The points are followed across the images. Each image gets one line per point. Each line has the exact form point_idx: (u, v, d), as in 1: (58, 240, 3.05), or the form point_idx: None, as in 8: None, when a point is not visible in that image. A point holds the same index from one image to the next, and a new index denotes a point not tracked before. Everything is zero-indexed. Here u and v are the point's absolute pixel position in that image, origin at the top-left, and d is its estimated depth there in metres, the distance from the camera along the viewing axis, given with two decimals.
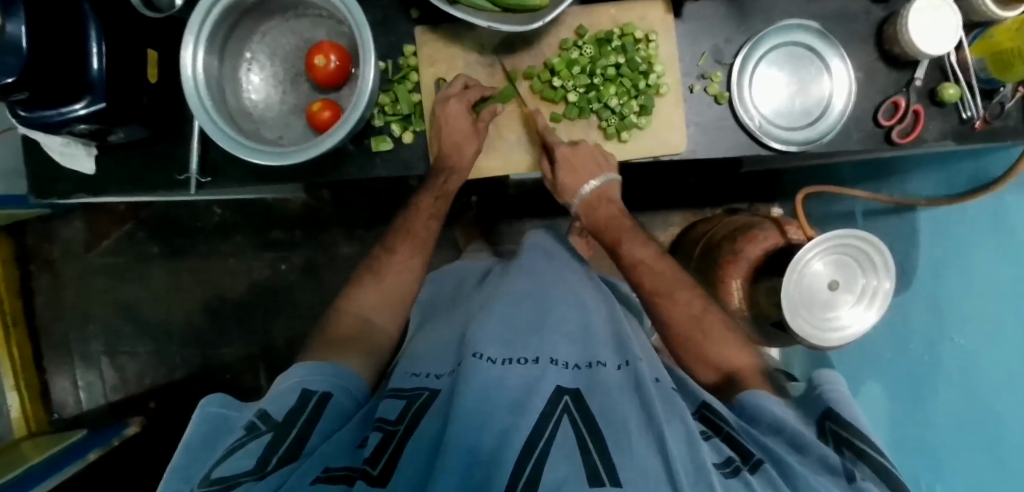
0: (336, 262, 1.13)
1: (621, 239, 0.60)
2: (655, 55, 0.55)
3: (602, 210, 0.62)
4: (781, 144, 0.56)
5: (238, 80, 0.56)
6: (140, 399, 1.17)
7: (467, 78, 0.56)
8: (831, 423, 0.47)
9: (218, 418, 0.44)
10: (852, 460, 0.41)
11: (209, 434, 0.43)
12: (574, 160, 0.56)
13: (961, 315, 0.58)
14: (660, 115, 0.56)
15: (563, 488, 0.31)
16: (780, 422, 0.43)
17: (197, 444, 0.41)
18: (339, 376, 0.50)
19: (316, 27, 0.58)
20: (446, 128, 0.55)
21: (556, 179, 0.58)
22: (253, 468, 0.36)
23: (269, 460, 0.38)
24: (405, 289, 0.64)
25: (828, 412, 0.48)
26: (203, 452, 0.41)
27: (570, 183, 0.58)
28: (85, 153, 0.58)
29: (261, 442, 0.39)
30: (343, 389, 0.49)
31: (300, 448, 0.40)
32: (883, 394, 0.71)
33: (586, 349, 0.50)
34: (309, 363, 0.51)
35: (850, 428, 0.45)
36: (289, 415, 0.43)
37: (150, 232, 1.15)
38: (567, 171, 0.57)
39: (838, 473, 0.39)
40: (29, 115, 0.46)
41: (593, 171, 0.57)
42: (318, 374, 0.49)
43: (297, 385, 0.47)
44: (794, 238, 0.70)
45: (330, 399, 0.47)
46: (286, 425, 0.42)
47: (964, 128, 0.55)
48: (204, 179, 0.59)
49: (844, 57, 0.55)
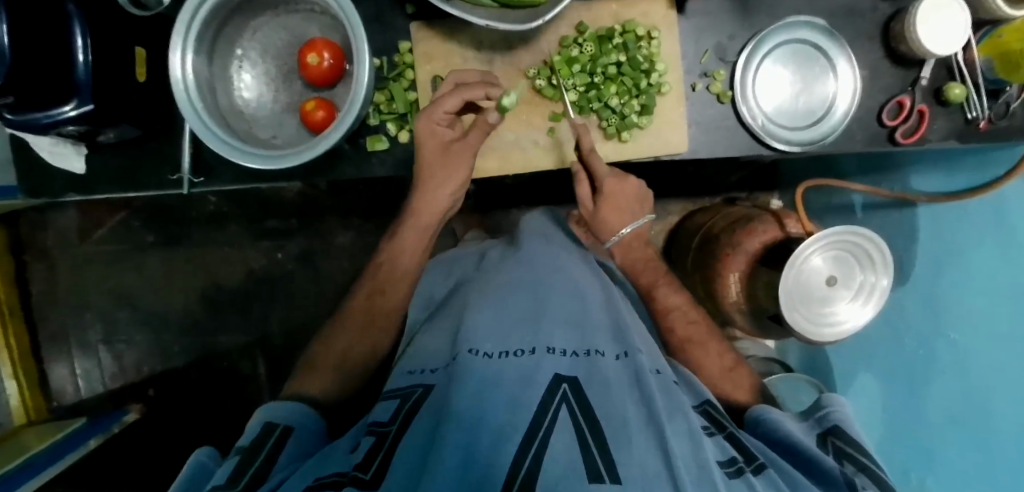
0: (333, 251, 1.13)
1: (658, 283, 0.63)
2: (657, 53, 0.54)
3: (638, 250, 0.63)
4: (783, 145, 0.55)
5: (229, 78, 0.55)
6: (139, 386, 1.18)
7: (490, 87, 0.53)
8: (835, 439, 0.46)
9: (205, 470, 0.44)
10: (854, 473, 0.41)
11: (198, 481, 0.42)
12: (618, 197, 0.58)
13: (958, 312, 0.58)
14: (662, 115, 0.55)
15: (563, 484, 0.31)
16: (789, 436, 0.45)
17: (182, 486, 0.42)
18: (305, 415, 0.50)
19: (308, 22, 0.56)
20: (420, 140, 0.53)
21: (597, 213, 0.59)
22: (227, 482, 0.38)
23: (240, 480, 0.39)
24: (404, 284, 0.64)
25: (834, 429, 0.47)
26: (191, 490, 0.41)
27: (610, 219, 0.60)
28: (74, 153, 0.57)
29: (230, 465, 0.41)
30: (308, 423, 0.49)
31: (273, 465, 0.42)
32: (877, 386, 0.72)
33: (584, 335, 0.49)
34: (274, 398, 0.52)
35: (856, 445, 0.44)
36: (258, 439, 0.44)
37: (144, 221, 1.14)
38: (608, 206, 0.59)
39: (840, 484, 0.39)
40: (16, 117, 0.44)
41: (634, 210, 0.60)
42: (282, 409, 0.49)
43: (261, 420, 0.48)
44: (793, 232, 0.69)
45: (294, 432, 0.47)
46: (254, 449, 0.43)
47: (968, 128, 0.55)
48: (197, 178, 0.58)
49: (849, 56, 0.54)
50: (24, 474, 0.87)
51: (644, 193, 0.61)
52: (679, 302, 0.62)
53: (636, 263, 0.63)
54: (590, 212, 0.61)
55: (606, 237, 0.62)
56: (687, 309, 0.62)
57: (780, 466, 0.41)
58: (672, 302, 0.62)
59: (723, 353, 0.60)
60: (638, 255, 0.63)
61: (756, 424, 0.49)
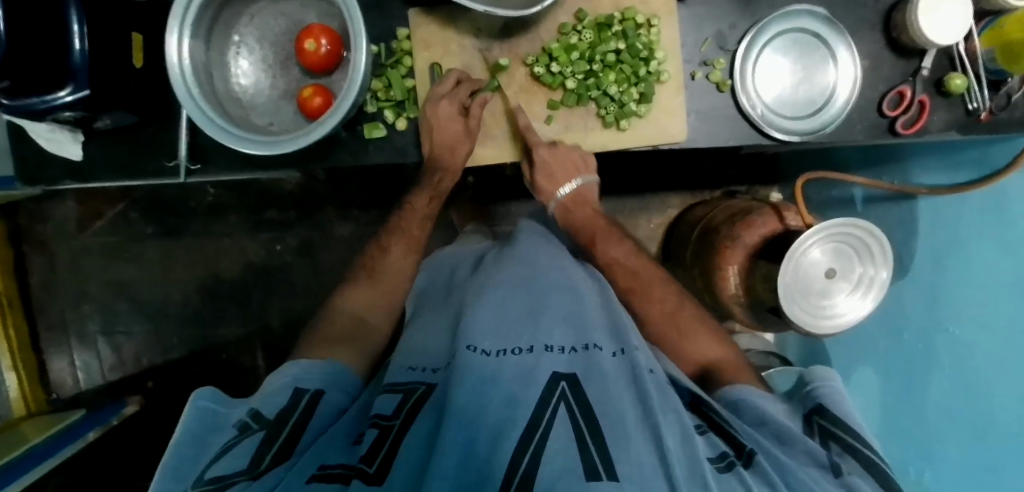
0: (332, 243, 1.12)
1: (598, 241, 0.64)
2: (656, 41, 0.54)
3: (579, 210, 0.66)
4: (782, 134, 0.54)
5: (227, 65, 0.55)
6: (138, 378, 1.18)
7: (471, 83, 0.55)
8: (819, 418, 0.46)
9: (209, 414, 0.44)
10: (839, 454, 0.41)
11: (200, 431, 0.43)
12: (553, 166, 0.58)
13: (962, 307, 0.57)
14: (661, 104, 0.55)
15: (558, 484, 0.31)
16: (769, 417, 0.44)
17: (189, 441, 0.41)
18: (334, 376, 0.50)
19: (306, 8, 0.56)
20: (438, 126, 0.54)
21: (535, 182, 0.61)
22: (248, 468, 0.37)
23: (263, 458, 0.38)
24: (401, 286, 0.65)
25: (818, 407, 0.47)
26: (197, 450, 0.41)
27: (547, 187, 0.61)
28: (71, 139, 0.57)
29: (253, 441, 0.39)
30: (338, 381, 0.50)
31: (294, 445, 0.41)
32: (876, 382, 0.72)
33: (582, 332, 0.49)
34: (304, 360, 0.52)
35: (839, 425, 0.44)
36: (281, 414, 0.44)
37: (143, 212, 1.14)
38: (543, 176, 0.59)
39: (825, 467, 0.40)
40: (11, 102, 0.44)
41: (567, 173, 0.59)
42: (311, 373, 0.50)
43: (289, 384, 0.48)
44: (792, 224, 0.69)
45: (322, 396, 0.48)
46: (278, 423, 0.42)
47: (970, 119, 0.54)
48: (194, 165, 0.58)
49: (850, 44, 0.53)
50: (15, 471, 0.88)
51: (580, 152, 0.58)
52: (620, 257, 0.63)
53: (576, 223, 0.66)
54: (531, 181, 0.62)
55: (547, 198, 0.65)
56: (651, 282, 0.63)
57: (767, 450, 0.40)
58: (611, 255, 0.63)
59: (669, 298, 0.61)
60: (579, 214, 0.66)
61: (734, 405, 0.48)
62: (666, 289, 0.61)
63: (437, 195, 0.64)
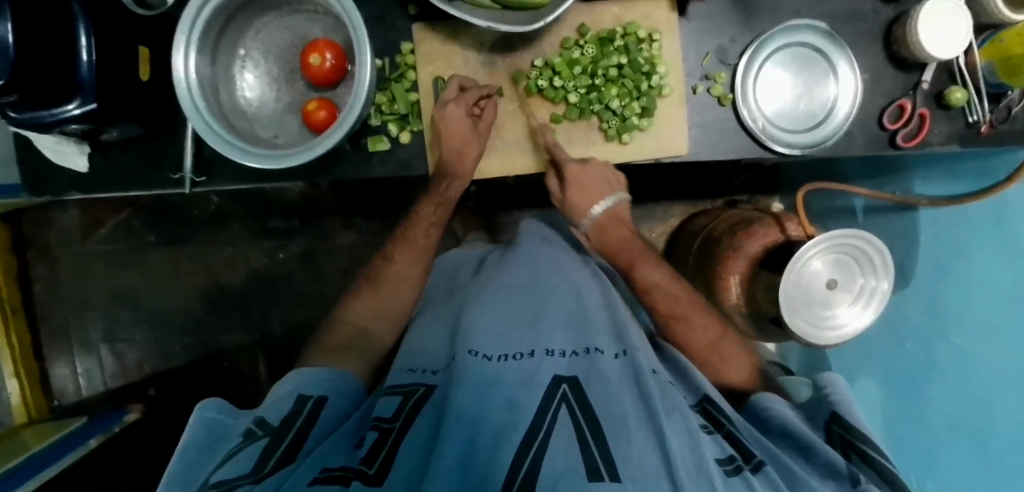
0: (334, 251, 1.13)
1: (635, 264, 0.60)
2: (658, 56, 0.54)
3: (613, 230, 0.62)
4: (783, 147, 0.55)
5: (232, 78, 0.55)
6: (140, 385, 1.18)
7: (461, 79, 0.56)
8: (838, 427, 0.46)
9: (215, 423, 0.44)
10: (856, 464, 0.41)
11: (208, 440, 0.42)
12: (584, 179, 0.57)
13: (960, 318, 0.59)
14: (663, 118, 0.56)
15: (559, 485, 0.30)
16: (791, 427, 0.44)
17: (195, 450, 0.41)
18: (338, 379, 0.51)
19: (311, 23, 0.57)
20: (447, 125, 0.54)
21: (566, 196, 0.59)
22: (251, 471, 0.36)
23: (266, 463, 0.38)
24: (403, 298, 0.65)
25: (836, 416, 0.47)
26: (203, 459, 0.41)
27: (578, 201, 0.59)
28: (77, 152, 0.57)
29: (257, 447, 0.39)
30: (336, 388, 0.50)
31: (296, 452, 0.40)
32: (875, 389, 0.69)
33: (583, 336, 0.49)
34: (306, 368, 0.52)
35: (857, 434, 0.44)
36: (286, 419, 0.44)
37: (147, 220, 1.15)
38: (577, 190, 0.58)
39: (844, 478, 0.39)
40: (20, 116, 0.44)
41: (603, 190, 0.59)
42: (312, 379, 0.50)
43: (293, 391, 0.48)
44: (793, 235, 0.68)
45: (326, 401, 0.48)
46: (282, 429, 0.42)
47: (970, 132, 0.55)
48: (199, 177, 0.58)
49: (851, 60, 0.54)
50: (23, 474, 0.85)
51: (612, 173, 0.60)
52: (635, 263, 0.60)
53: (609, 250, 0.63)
54: (561, 197, 0.61)
55: (578, 217, 0.62)
56: (669, 286, 0.59)
57: (779, 462, 0.40)
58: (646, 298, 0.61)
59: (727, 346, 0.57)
60: (613, 235, 0.62)
61: (757, 412, 0.47)
62: (709, 315, 0.58)
63: (440, 209, 0.65)
